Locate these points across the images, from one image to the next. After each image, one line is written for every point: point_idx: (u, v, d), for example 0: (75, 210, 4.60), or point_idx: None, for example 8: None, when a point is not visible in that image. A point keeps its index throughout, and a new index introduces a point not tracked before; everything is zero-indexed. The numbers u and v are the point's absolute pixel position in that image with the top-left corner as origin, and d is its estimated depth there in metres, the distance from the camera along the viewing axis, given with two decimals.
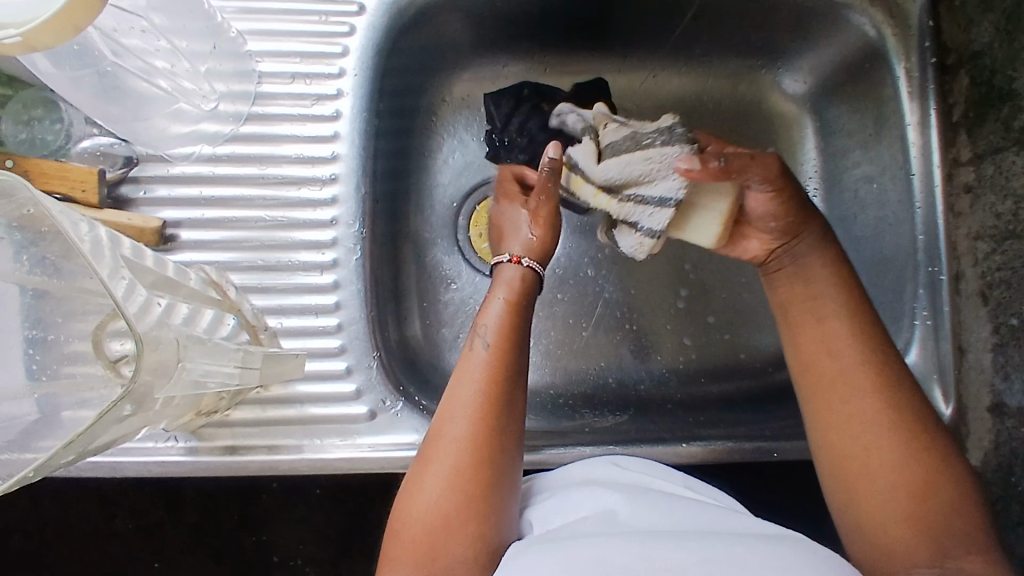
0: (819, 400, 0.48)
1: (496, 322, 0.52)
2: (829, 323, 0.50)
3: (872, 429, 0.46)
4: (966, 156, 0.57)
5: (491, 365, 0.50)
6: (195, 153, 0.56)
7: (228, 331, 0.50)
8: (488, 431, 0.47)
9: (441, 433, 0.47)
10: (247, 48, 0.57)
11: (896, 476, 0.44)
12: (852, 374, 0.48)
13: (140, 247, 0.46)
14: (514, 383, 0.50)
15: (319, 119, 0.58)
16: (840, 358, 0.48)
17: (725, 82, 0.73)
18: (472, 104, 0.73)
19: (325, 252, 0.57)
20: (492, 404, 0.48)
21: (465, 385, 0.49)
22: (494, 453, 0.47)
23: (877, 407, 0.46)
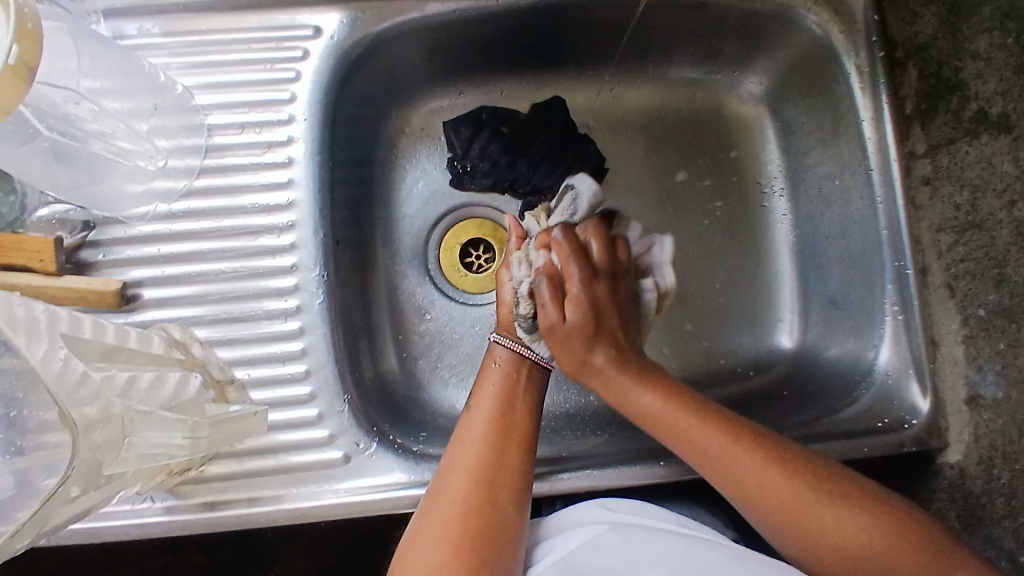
0: (744, 499, 0.49)
1: (492, 390, 0.56)
2: (681, 425, 0.52)
3: (777, 488, 0.48)
4: (922, 149, 0.57)
5: (490, 432, 0.53)
6: (151, 212, 0.56)
7: (194, 390, 0.49)
8: (485, 490, 0.50)
9: (440, 490, 0.50)
10: (195, 102, 0.57)
11: (829, 518, 0.47)
12: (730, 453, 0.50)
13: (85, 320, 0.45)
14: (510, 442, 0.53)
15: (272, 167, 0.58)
16: (704, 438, 0.51)
17: (682, 90, 0.73)
18: (431, 133, 0.73)
19: (288, 298, 0.57)
20: (488, 460, 0.51)
21: (464, 443, 0.52)
22: (490, 512, 0.49)
23: (767, 466, 0.48)
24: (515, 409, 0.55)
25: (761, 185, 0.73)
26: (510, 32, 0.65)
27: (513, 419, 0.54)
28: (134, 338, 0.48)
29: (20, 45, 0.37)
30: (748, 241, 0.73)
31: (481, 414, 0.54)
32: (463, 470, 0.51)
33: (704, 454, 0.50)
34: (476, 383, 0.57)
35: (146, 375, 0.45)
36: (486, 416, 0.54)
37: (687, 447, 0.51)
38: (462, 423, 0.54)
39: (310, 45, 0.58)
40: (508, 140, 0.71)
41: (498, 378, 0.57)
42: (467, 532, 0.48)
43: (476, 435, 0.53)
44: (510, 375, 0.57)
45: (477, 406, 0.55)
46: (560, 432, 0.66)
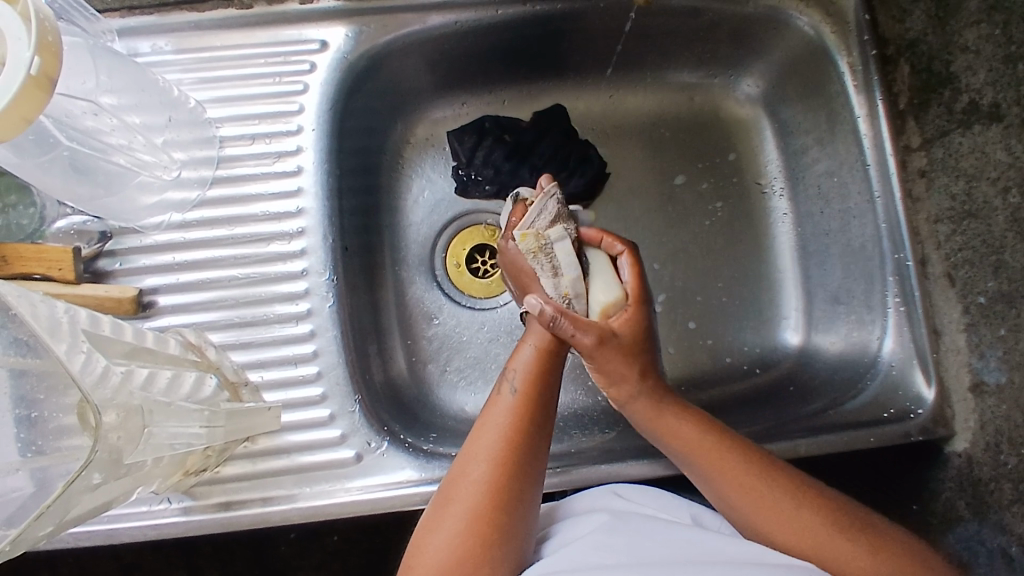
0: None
1: (525, 373, 0.55)
2: (765, 494, 0.49)
3: (838, 544, 0.47)
4: (917, 141, 0.58)
5: (516, 412, 0.53)
6: (165, 222, 0.58)
7: (209, 391, 0.50)
8: (509, 477, 0.49)
9: (463, 475, 0.50)
10: (207, 116, 0.59)
11: (831, 541, 0.47)
12: (761, 485, 0.50)
13: (96, 316, 0.45)
14: (543, 433, 0.52)
15: (282, 176, 0.60)
16: (746, 476, 0.50)
17: (680, 95, 0.75)
18: (436, 143, 0.74)
19: (299, 302, 0.58)
20: (516, 451, 0.50)
21: (491, 427, 0.52)
22: (513, 500, 0.48)
23: (790, 493, 0.49)
24: (546, 398, 0.55)
25: (761, 184, 0.74)
26: (509, 41, 0.66)
27: (542, 410, 0.54)
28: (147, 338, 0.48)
29: (42, 56, 0.39)
30: (749, 240, 0.74)
31: (512, 400, 0.53)
32: (492, 457, 0.50)
33: (731, 478, 0.51)
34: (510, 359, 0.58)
35: (162, 374, 0.45)
36: (516, 402, 0.53)
37: (759, 503, 0.49)
38: (490, 408, 0.54)
39: (317, 58, 0.61)
40: (510, 147, 0.73)
41: (533, 356, 0.57)
42: (487, 522, 0.47)
43: (505, 420, 0.52)
44: (545, 355, 0.57)
45: (507, 389, 0.55)
46: (568, 431, 0.66)
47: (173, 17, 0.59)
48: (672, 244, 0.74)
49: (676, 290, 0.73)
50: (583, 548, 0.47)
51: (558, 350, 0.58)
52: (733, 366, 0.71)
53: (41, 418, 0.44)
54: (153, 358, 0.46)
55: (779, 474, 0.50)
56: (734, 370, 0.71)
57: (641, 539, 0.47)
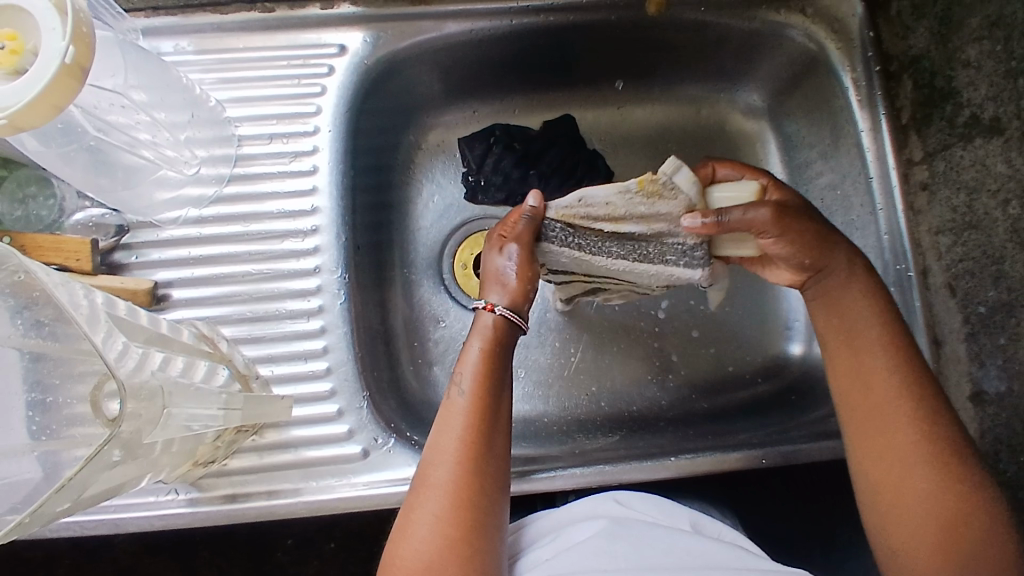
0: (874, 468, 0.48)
1: (476, 366, 0.52)
2: (875, 370, 0.50)
3: (906, 436, 0.48)
4: (919, 155, 0.60)
5: (471, 409, 0.51)
6: (182, 217, 0.59)
7: (222, 380, 0.51)
8: (470, 477, 0.49)
9: (425, 484, 0.49)
10: (226, 115, 0.61)
11: (908, 466, 0.47)
12: (901, 415, 0.48)
13: (114, 299, 0.46)
14: (498, 426, 0.51)
15: (297, 175, 0.61)
16: (888, 400, 0.49)
17: (687, 108, 0.76)
18: (447, 149, 0.76)
19: (311, 299, 0.59)
20: (478, 457, 0.49)
21: (449, 426, 0.50)
22: (476, 500, 0.48)
23: (917, 432, 0.48)
24: (502, 393, 0.52)
25: None
26: (521, 51, 0.68)
27: (499, 406, 0.52)
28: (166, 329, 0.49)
29: (76, 47, 0.40)
30: None
31: (466, 400, 0.51)
32: (452, 458, 0.49)
33: (871, 396, 0.49)
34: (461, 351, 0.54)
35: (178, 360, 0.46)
36: (471, 403, 0.51)
37: (864, 378, 0.50)
38: (445, 407, 0.51)
39: (335, 61, 0.62)
40: (519, 155, 0.74)
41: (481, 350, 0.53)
42: (457, 533, 0.47)
43: (463, 423, 0.50)
44: (496, 347, 0.54)
45: (460, 387, 0.52)
46: (571, 434, 0.67)
47: (196, 18, 0.61)
48: None
49: (679, 297, 0.74)
50: (583, 553, 0.47)
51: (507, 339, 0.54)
52: (736, 374, 0.72)
53: (57, 402, 0.45)
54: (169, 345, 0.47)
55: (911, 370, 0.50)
56: (737, 378, 0.71)
57: (641, 546, 0.47)
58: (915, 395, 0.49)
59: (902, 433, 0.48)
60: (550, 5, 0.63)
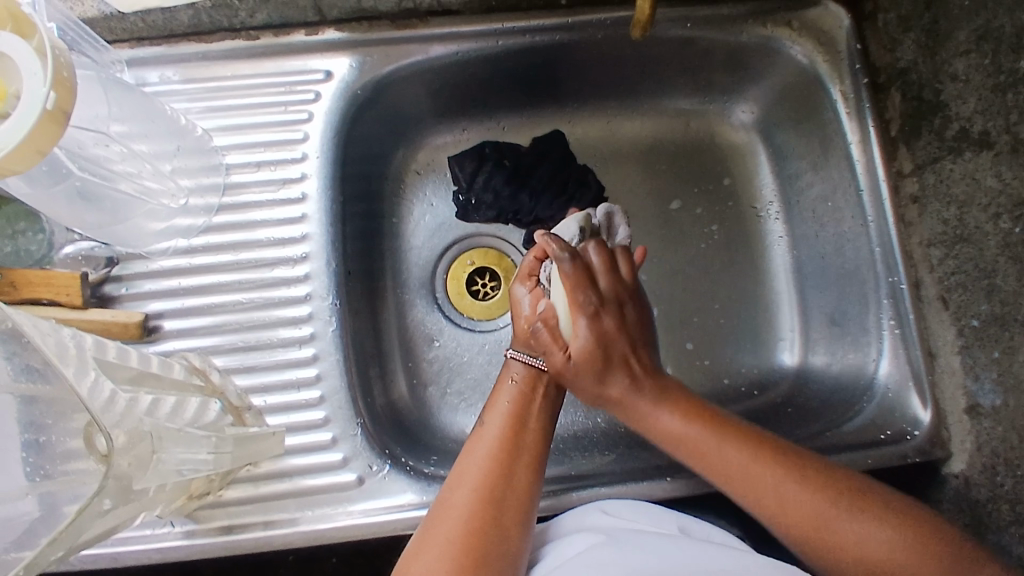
0: (802, 537, 0.49)
1: (505, 409, 0.56)
2: (698, 442, 0.53)
3: (779, 489, 0.50)
4: (908, 167, 0.60)
5: (496, 446, 0.54)
6: (172, 247, 0.59)
7: (213, 416, 0.51)
8: (487, 507, 0.50)
9: (445, 507, 0.51)
10: (214, 143, 0.61)
11: (791, 498, 0.50)
12: (831, 516, 0.48)
13: (104, 342, 0.46)
14: (522, 464, 0.53)
15: (287, 202, 0.61)
16: (802, 507, 0.49)
17: (676, 121, 0.76)
18: (437, 169, 0.76)
19: (303, 326, 0.59)
20: (498, 480, 0.52)
21: (473, 459, 0.53)
22: (492, 531, 0.49)
23: (837, 510, 0.49)
24: (528, 431, 0.55)
25: (757, 209, 0.75)
26: (508, 69, 0.68)
27: (525, 441, 0.55)
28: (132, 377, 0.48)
29: (57, 91, 0.40)
30: (745, 263, 0.75)
31: (493, 433, 0.55)
32: (473, 488, 0.51)
33: (791, 519, 0.49)
34: (491, 398, 0.58)
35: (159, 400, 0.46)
36: (497, 436, 0.55)
37: (699, 456, 0.53)
38: (473, 442, 0.55)
39: (322, 87, 0.62)
40: (510, 172, 0.73)
41: (512, 393, 0.57)
42: (470, 547, 0.48)
43: (488, 454, 0.53)
44: (523, 393, 0.58)
45: (488, 425, 0.56)
46: (568, 452, 0.66)
47: (181, 48, 0.61)
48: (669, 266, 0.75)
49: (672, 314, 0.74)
50: (576, 563, 0.47)
51: (536, 390, 0.58)
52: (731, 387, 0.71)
53: (49, 442, 0.44)
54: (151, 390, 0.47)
55: (724, 425, 0.53)
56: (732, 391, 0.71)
57: (626, 552, 0.47)
58: (757, 452, 0.52)
59: (763, 484, 0.50)
60: (537, 26, 0.63)
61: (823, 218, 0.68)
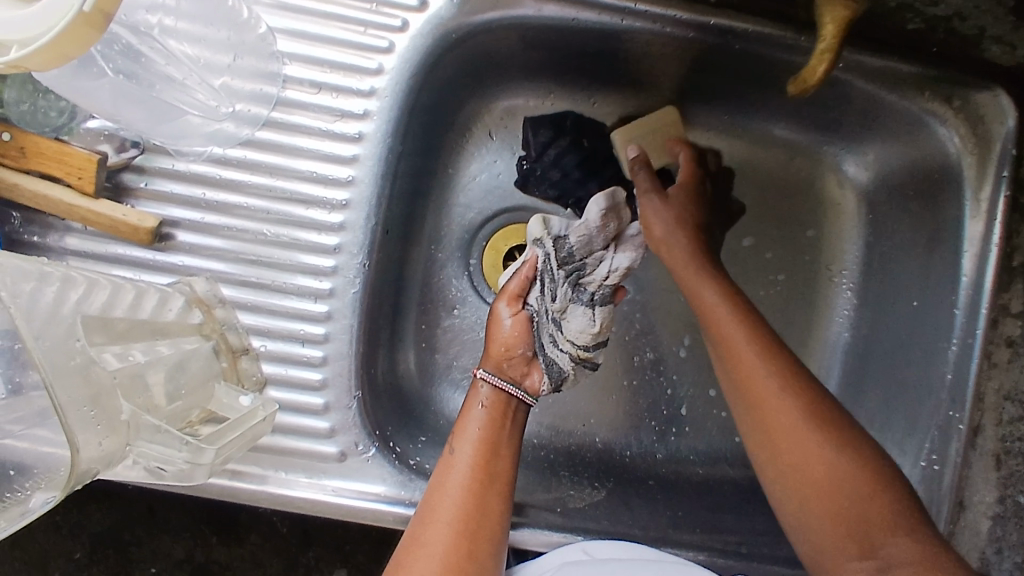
0: (760, 436, 0.52)
1: (474, 437, 0.53)
2: (709, 299, 0.58)
3: (764, 378, 0.53)
4: (1017, 308, 0.53)
5: (469, 472, 0.51)
6: (205, 153, 0.53)
7: (206, 365, 0.48)
8: (463, 545, 0.48)
9: (417, 542, 0.49)
10: (276, 48, 0.53)
11: (773, 405, 0.52)
12: (798, 423, 0.51)
13: (68, 283, 0.42)
14: (494, 495, 0.51)
15: (340, 138, 0.54)
16: (774, 399, 0.52)
17: (779, 153, 0.68)
18: (509, 127, 0.68)
19: (322, 279, 0.54)
20: (472, 512, 0.50)
21: (443, 490, 0.50)
22: (472, 568, 0.48)
23: (813, 436, 0.50)
24: (499, 458, 0.53)
25: (831, 273, 0.69)
26: (622, 52, 0.59)
27: (496, 470, 0.52)
28: (123, 306, 0.45)
29: None
30: (799, 326, 0.69)
31: (464, 463, 0.52)
32: (445, 523, 0.49)
33: (760, 414, 0.53)
34: (458, 423, 0.55)
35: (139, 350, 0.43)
36: (468, 466, 0.52)
37: (716, 339, 0.57)
38: (444, 477, 0.51)
39: (411, 17, 0.54)
40: (585, 155, 0.67)
41: (482, 421, 0.54)
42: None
43: (459, 486, 0.51)
44: (494, 419, 0.54)
45: (457, 455, 0.52)
46: (557, 470, 0.63)
47: None
48: None
49: (704, 353, 0.70)
50: None
51: (506, 414, 0.55)
52: (741, 449, 0.67)
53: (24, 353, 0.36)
54: (134, 330, 0.44)
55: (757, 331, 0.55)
56: (741, 453, 0.67)
57: None
58: (773, 363, 0.53)
59: (769, 381, 0.53)
60: (668, 16, 0.54)
61: (902, 312, 0.62)
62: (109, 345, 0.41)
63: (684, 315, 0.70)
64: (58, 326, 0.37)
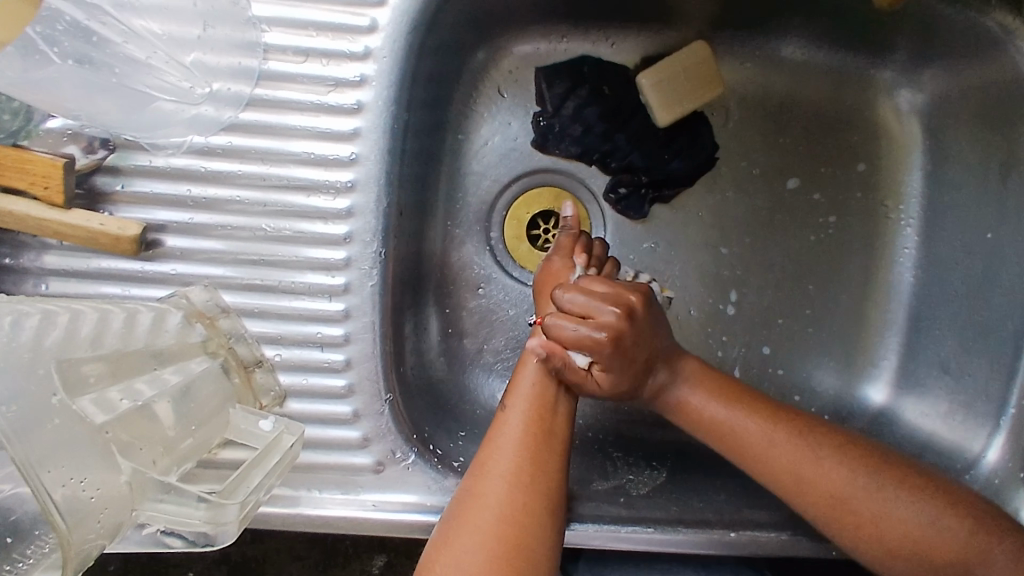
0: (827, 518, 0.47)
1: (527, 391, 0.49)
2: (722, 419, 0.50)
3: (812, 464, 0.48)
4: None
5: (527, 426, 0.47)
6: (185, 144, 0.46)
7: (216, 388, 0.42)
8: (525, 500, 0.44)
9: (475, 497, 0.44)
10: (252, 13, 0.46)
11: (828, 477, 0.47)
12: (856, 484, 0.47)
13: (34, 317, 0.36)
14: (553, 453, 0.47)
15: (336, 112, 0.47)
16: (829, 483, 0.47)
17: (823, 81, 0.62)
18: (520, 80, 0.61)
19: (335, 274, 0.48)
20: (531, 468, 0.45)
21: (498, 447, 0.46)
22: (534, 525, 0.44)
23: (876, 490, 0.46)
24: (555, 414, 0.48)
25: (889, 209, 0.62)
26: None
27: (553, 427, 0.48)
28: (115, 332, 0.39)
29: None
30: (858, 271, 0.63)
31: (519, 419, 0.48)
32: (503, 478, 0.45)
33: (816, 497, 0.47)
34: (511, 378, 0.51)
35: (143, 385, 0.38)
36: (523, 421, 0.48)
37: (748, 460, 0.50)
38: (494, 434, 0.47)
39: None
40: (609, 105, 0.61)
41: (537, 371, 0.50)
42: (510, 543, 0.43)
43: (515, 443, 0.46)
44: (549, 373, 0.50)
45: (510, 410, 0.48)
46: (610, 453, 0.58)
47: None
48: (766, 255, 0.63)
49: (755, 310, 0.64)
50: None
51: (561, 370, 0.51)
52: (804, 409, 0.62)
53: None
54: (129, 363, 0.39)
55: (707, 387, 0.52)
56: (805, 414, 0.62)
57: None
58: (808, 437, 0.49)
59: (815, 466, 0.47)
60: None
61: (973, 249, 0.56)
62: (99, 386, 0.35)
63: (729, 269, 0.64)
64: (29, 380, 0.32)
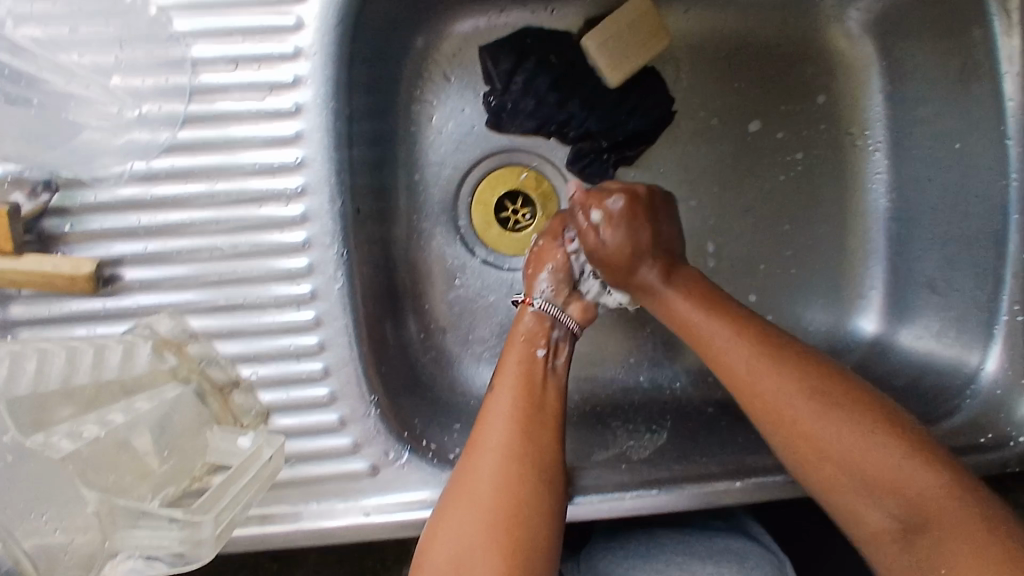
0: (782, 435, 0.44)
1: (514, 370, 0.49)
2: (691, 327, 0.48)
3: (782, 385, 0.44)
4: None
5: (517, 401, 0.47)
6: (127, 172, 0.45)
7: (192, 414, 0.41)
8: (520, 471, 0.44)
9: (471, 474, 0.44)
10: (174, 28, 0.44)
11: (791, 400, 0.44)
12: (823, 411, 0.43)
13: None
14: (546, 424, 0.46)
15: (277, 116, 0.46)
16: (795, 403, 0.44)
17: (771, 16, 0.60)
18: (465, 62, 0.60)
19: (300, 282, 0.47)
20: (524, 440, 0.45)
21: (490, 423, 0.46)
22: (531, 492, 0.43)
23: (843, 419, 0.42)
24: (545, 388, 0.48)
25: (855, 136, 0.61)
26: None
27: (543, 400, 0.48)
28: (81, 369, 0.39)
29: None
30: (832, 203, 0.62)
31: (507, 396, 0.47)
32: (496, 450, 0.44)
33: (779, 414, 0.44)
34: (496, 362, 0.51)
35: (115, 415, 0.37)
36: (513, 397, 0.47)
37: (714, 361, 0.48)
38: (485, 413, 0.47)
39: None
40: (557, 74, 0.60)
41: (521, 354, 0.50)
42: (507, 514, 0.42)
43: (505, 418, 0.46)
44: (536, 353, 0.50)
45: (498, 392, 0.48)
46: (609, 423, 0.57)
47: None
48: (738, 200, 0.62)
49: (736, 258, 0.63)
50: None
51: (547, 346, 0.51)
52: None
53: None
54: (101, 394, 0.39)
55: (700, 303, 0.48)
56: None
57: None
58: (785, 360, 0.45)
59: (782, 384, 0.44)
60: None
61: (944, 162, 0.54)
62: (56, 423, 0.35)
63: (702, 222, 0.62)
64: None
